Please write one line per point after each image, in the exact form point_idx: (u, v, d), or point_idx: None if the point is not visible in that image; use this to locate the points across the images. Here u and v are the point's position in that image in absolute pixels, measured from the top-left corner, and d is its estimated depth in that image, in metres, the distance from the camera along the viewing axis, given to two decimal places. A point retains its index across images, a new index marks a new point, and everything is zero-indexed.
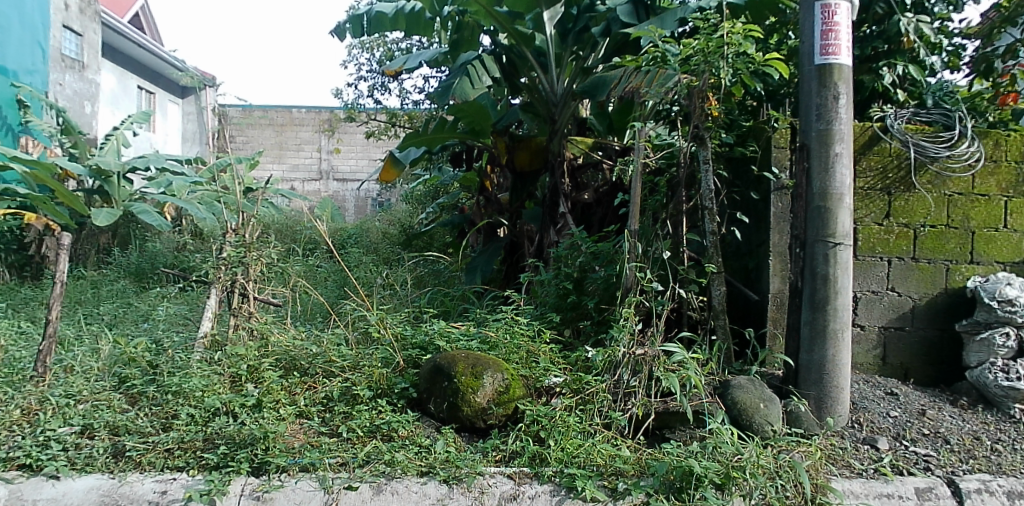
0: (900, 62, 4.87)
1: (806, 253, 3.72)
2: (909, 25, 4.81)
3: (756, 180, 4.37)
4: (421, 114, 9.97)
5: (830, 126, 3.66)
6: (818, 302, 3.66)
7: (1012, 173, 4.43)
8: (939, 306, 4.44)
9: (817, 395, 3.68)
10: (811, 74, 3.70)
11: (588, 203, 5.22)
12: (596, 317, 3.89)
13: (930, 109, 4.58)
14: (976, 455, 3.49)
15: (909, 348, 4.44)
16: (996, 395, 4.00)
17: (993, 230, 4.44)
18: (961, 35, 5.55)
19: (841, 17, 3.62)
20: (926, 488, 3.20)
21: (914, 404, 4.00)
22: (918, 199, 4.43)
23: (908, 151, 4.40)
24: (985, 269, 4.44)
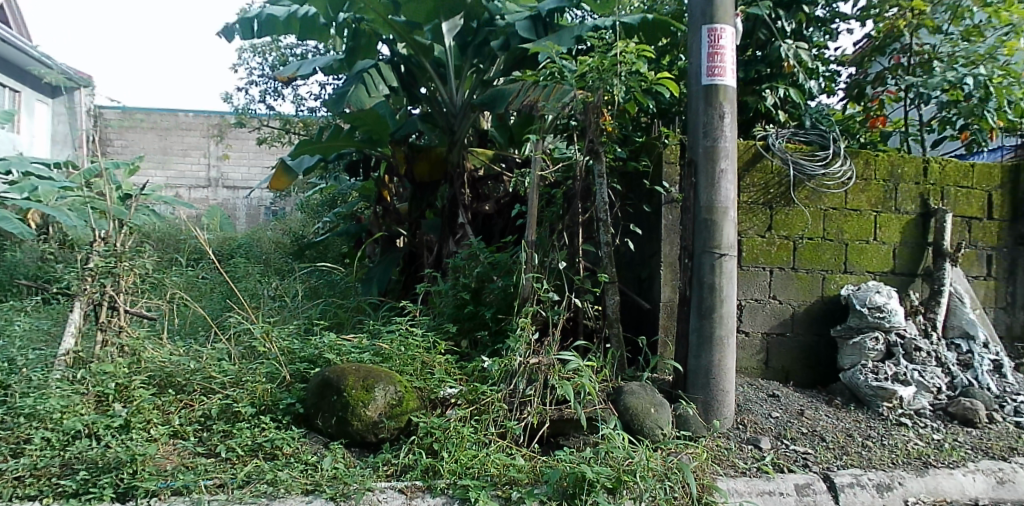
0: (781, 85, 5.17)
1: (694, 264, 3.88)
2: (790, 51, 5.12)
3: (648, 193, 4.50)
4: (318, 122, 9.74)
5: (716, 143, 3.85)
6: (705, 310, 3.82)
7: (880, 191, 4.86)
8: (816, 313, 4.74)
9: (705, 399, 3.83)
10: (699, 94, 3.88)
11: (489, 214, 5.19)
12: (494, 327, 3.89)
13: (807, 129, 4.91)
14: (849, 451, 3.74)
15: (789, 352, 4.70)
16: (867, 394, 4.29)
17: (864, 243, 4.83)
18: (836, 62, 5.99)
19: (726, 41, 3.83)
20: (804, 485, 3.38)
21: (793, 406, 4.24)
22: (796, 212, 4.72)
23: (788, 168, 4.69)
24: (857, 278, 4.82)
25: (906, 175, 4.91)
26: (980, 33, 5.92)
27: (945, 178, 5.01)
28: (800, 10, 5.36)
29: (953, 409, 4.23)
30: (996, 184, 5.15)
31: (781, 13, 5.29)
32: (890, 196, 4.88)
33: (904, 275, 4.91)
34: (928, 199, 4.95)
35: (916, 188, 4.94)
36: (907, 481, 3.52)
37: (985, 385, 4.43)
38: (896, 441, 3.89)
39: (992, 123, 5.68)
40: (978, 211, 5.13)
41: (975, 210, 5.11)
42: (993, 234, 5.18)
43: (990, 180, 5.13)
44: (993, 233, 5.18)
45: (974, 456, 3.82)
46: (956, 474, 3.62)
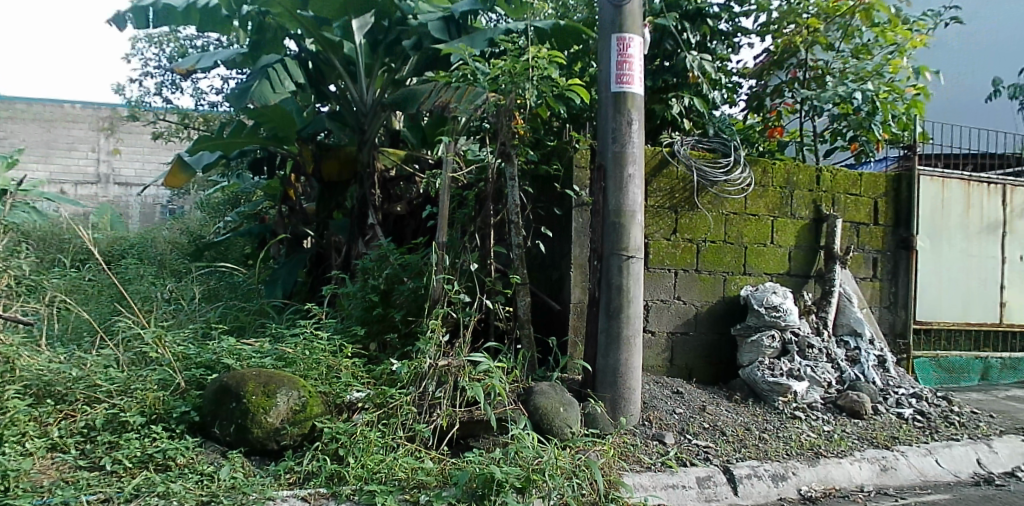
0: (686, 95, 5.35)
1: (603, 265, 3.97)
2: (694, 62, 5.32)
3: (558, 196, 4.56)
4: (219, 117, 9.35)
5: (624, 148, 3.95)
6: (613, 311, 3.91)
7: (777, 197, 5.14)
8: (718, 312, 4.94)
9: (613, 397, 3.91)
10: (608, 101, 3.97)
11: (401, 215, 5.09)
12: (403, 330, 3.84)
13: (710, 137, 5.12)
14: (747, 444, 3.92)
15: (692, 351, 4.87)
16: (764, 389, 4.51)
17: (762, 246, 5.09)
18: (738, 74, 6.28)
19: (634, 50, 3.94)
20: (705, 477, 3.52)
21: (696, 402, 4.40)
22: (699, 217, 4.89)
23: (692, 174, 4.85)
24: (756, 280, 5.07)
25: (800, 183, 5.23)
26: (868, 51, 6.35)
27: (836, 186, 5.37)
28: (703, 23, 5.59)
29: (842, 401, 4.50)
30: (880, 192, 5.57)
31: (687, 25, 5.49)
32: (786, 202, 5.17)
33: (798, 276, 5.23)
34: (820, 206, 5.30)
35: (810, 195, 5.26)
36: (800, 471, 3.73)
37: (870, 378, 4.74)
38: (790, 433, 4.10)
39: (879, 135, 6.13)
40: (865, 217, 5.51)
41: (862, 216, 5.49)
42: (878, 239, 5.57)
43: (876, 188, 5.54)
44: (878, 237, 5.57)
45: (860, 446, 4.09)
46: (844, 463, 3.86)
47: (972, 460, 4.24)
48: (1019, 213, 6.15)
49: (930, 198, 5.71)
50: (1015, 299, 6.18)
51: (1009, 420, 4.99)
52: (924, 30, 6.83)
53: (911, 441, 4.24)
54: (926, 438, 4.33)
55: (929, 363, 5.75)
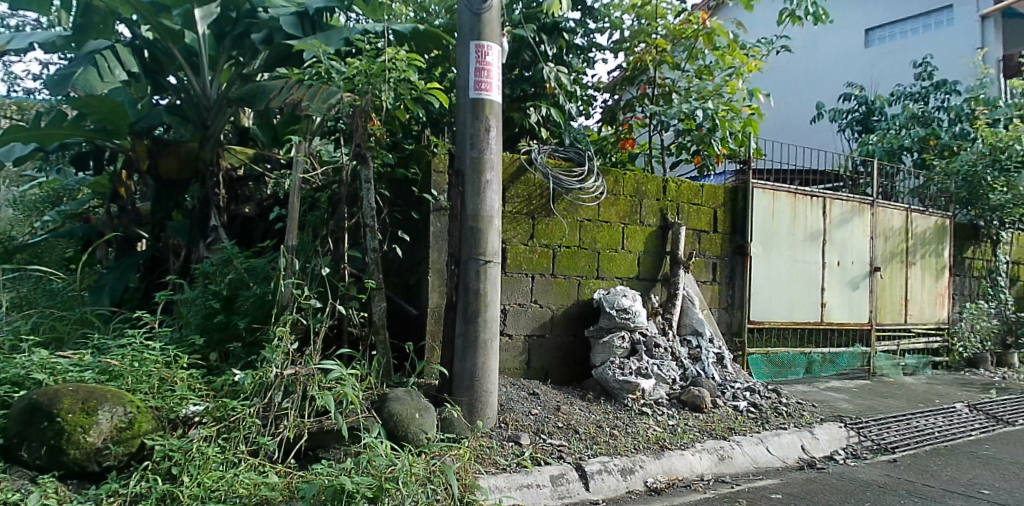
0: (543, 105, 5.48)
1: (461, 270, 3.97)
2: (551, 73, 5.47)
3: (416, 200, 4.52)
4: (36, 106, 8.43)
5: (482, 154, 3.99)
6: (470, 315, 3.92)
7: (627, 205, 5.41)
8: (572, 316, 5.11)
9: (469, 401, 3.92)
10: (466, 107, 4.00)
11: (250, 217, 4.90)
12: (247, 338, 3.65)
13: (566, 146, 5.26)
14: (598, 440, 4.06)
15: (548, 352, 4.99)
16: (615, 387, 4.69)
17: (614, 251, 5.33)
18: (592, 87, 6.55)
19: (493, 58, 3.99)
20: (559, 475, 3.60)
21: (551, 402, 4.50)
22: (555, 223, 5.02)
23: (548, 182, 4.97)
24: (608, 283, 5.30)
25: (648, 192, 5.54)
26: (710, 73, 6.85)
27: (680, 196, 5.75)
28: (560, 36, 5.78)
29: (684, 397, 4.79)
30: (719, 202, 6.03)
31: (544, 38, 5.65)
32: (635, 210, 5.45)
33: (646, 280, 5.52)
34: (666, 214, 5.64)
35: (657, 204, 5.59)
36: (647, 464, 3.93)
37: (710, 374, 5.09)
38: (638, 428, 4.31)
39: (718, 150, 6.61)
40: (705, 225, 5.94)
41: (703, 224, 5.92)
42: (717, 245, 6.02)
43: (716, 199, 6.00)
44: (717, 244, 6.02)
45: (700, 437, 4.37)
46: (686, 454, 4.12)
47: (797, 446, 4.66)
48: (836, 223, 6.87)
49: (762, 208, 6.23)
50: (834, 300, 6.85)
51: (828, 409, 5.54)
52: (759, 56, 7.46)
53: (745, 432, 4.60)
54: (758, 428, 4.72)
55: (761, 358, 6.23)
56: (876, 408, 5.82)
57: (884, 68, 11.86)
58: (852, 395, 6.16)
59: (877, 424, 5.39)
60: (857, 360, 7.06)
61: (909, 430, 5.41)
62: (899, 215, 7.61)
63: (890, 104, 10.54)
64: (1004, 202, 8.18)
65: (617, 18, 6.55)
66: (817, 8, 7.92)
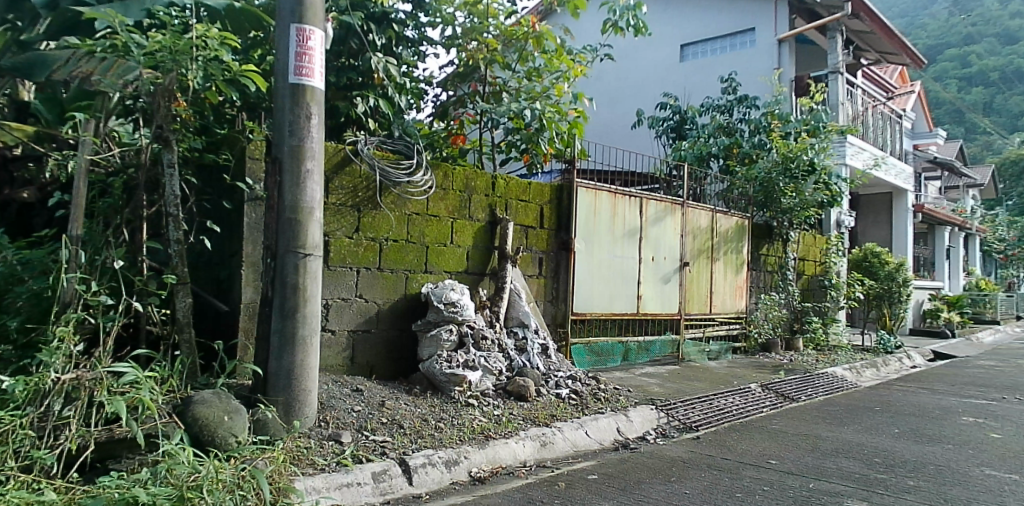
0: (370, 95, 5.38)
1: (277, 264, 3.77)
2: (380, 64, 5.33)
3: (228, 189, 4.23)
4: None
5: (302, 142, 3.81)
6: (287, 310, 3.74)
7: (456, 200, 5.44)
8: (400, 310, 5.04)
9: (286, 400, 3.73)
10: (285, 92, 3.80)
11: (29, 202, 4.41)
12: (20, 340, 3.23)
13: (394, 138, 5.17)
14: (423, 434, 4.03)
15: (373, 348, 4.88)
16: (442, 380, 4.68)
17: (442, 245, 5.33)
18: (424, 81, 6.53)
19: (315, 43, 3.83)
20: (381, 471, 3.53)
21: (375, 398, 4.41)
22: (382, 216, 4.93)
23: (375, 174, 4.86)
24: (436, 277, 5.29)
25: (477, 188, 5.60)
26: (539, 75, 7.06)
27: (508, 192, 5.89)
28: (389, 27, 5.67)
29: (510, 387, 4.90)
30: (545, 199, 6.25)
31: (373, 27, 5.51)
32: (465, 205, 5.49)
33: (475, 274, 5.59)
34: (495, 209, 5.75)
35: (486, 199, 5.67)
36: (471, 454, 3.96)
37: (535, 364, 5.25)
38: (463, 420, 4.33)
39: (545, 149, 6.79)
40: (532, 221, 6.14)
41: (531, 220, 6.11)
42: (543, 240, 6.25)
43: (542, 196, 6.20)
44: (543, 239, 6.25)
45: (524, 425, 4.49)
46: (510, 442, 4.21)
47: (613, 429, 4.94)
48: (651, 222, 7.37)
49: (585, 206, 6.53)
50: (649, 292, 7.35)
51: (641, 393, 5.93)
52: (585, 62, 7.81)
53: (566, 417, 4.79)
54: (579, 413, 4.94)
55: (583, 347, 6.54)
56: (683, 390, 6.33)
57: (696, 80, 12.88)
58: (663, 380, 6.66)
59: (684, 405, 5.86)
60: (668, 347, 7.64)
61: (711, 410, 5.93)
62: (706, 215, 8.32)
63: (701, 114, 11.46)
64: (792, 205, 9.28)
65: (449, 14, 6.56)
66: (638, 21, 8.43)
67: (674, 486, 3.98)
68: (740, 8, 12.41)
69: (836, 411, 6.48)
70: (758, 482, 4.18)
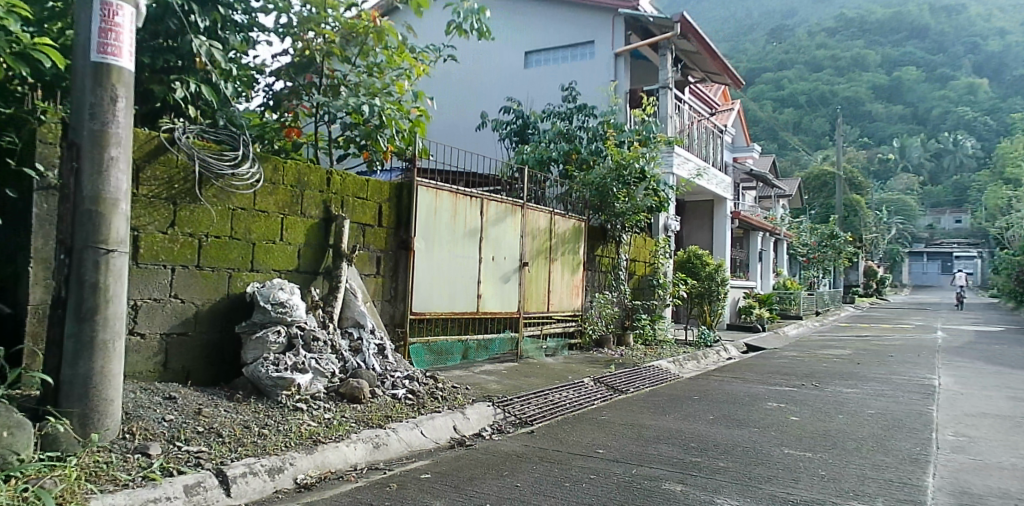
0: (190, 81, 4.99)
1: (73, 261, 3.39)
2: (201, 48, 4.95)
3: (13, 175, 3.77)
4: None
5: (105, 127, 3.46)
6: (85, 313, 3.37)
7: (288, 195, 5.20)
8: (221, 310, 4.74)
9: (82, 411, 3.37)
10: (86, 70, 3.42)
11: None
12: None
13: (217, 128, 4.85)
14: (244, 442, 3.80)
15: (189, 352, 4.55)
16: (268, 385, 4.45)
17: (271, 242, 5.08)
18: (256, 69, 6.19)
19: (124, 20, 3.47)
20: (194, 484, 3.27)
21: (191, 406, 4.10)
22: (201, 211, 4.59)
23: (194, 164, 4.52)
24: (263, 276, 5.03)
25: (311, 183, 5.38)
26: (380, 71, 6.89)
27: (345, 189, 5.73)
28: (214, 10, 5.29)
29: (343, 389, 4.76)
30: (384, 197, 6.15)
31: (196, 8, 5.08)
32: (297, 201, 5.26)
33: (306, 273, 5.37)
34: (330, 206, 5.56)
35: (320, 196, 5.47)
36: (297, 460, 3.79)
37: (370, 365, 5.13)
38: (291, 425, 4.14)
39: (385, 146, 6.66)
40: (370, 219, 6.04)
41: (368, 218, 6.00)
42: (381, 239, 6.16)
43: (381, 194, 6.10)
44: (381, 237, 6.17)
45: (357, 428, 4.37)
46: (340, 446, 4.08)
47: (449, 427, 4.94)
48: (492, 222, 7.47)
49: (425, 206, 6.48)
50: (489, 292, 7.46)
51: (479, 391, 6.00)
52: (428, 62, 7.75)
53: (401, 418, 4.72)
54: (414, 413, 4.89)
55: (421, 347, 6.50)
56: (520, 386, 6.49)
57: (537, 86, 13.29)
58: (501, 376, 6.78)
59: (520, 400, 6.01)
60: (507, 345, 7.79)
61: (545, 404, 6.12)
62: (545, 217, 8.59)
63: (542, 120, 11.84)
64: (625, 210, 9.82)
65: (283, 2, 6.26)
66: (481, 25, 8.51)
67: (506, 480, 4.05)
68: (580, 20, 12.94)
69: (659, 401, 6.94)
70: (586, 471, 4.36)
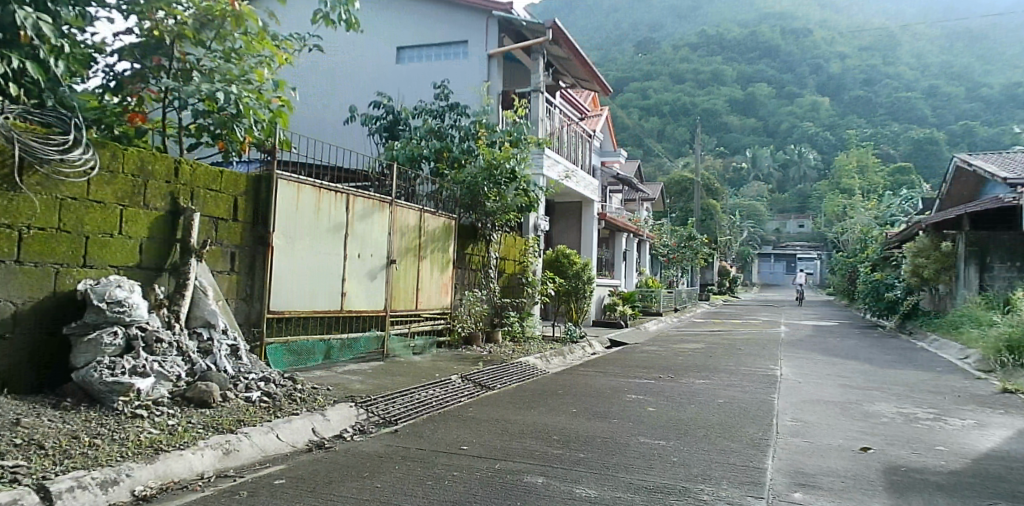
0: (14, 55, 4.45)
1: None
2: (26, 20, 4.42)
3: None
4: None
5: None
6: None
7: (129, 185, 4.80)
8: (47, 310, 4.31)
9: None
10: None
11: None
12: None
13: (44, 110, 4.43)
14: (72, 454, 3.46)
15: (7, 357, 4.10)
16: (102, 391, 4.08)
17: (107, 236, 4.67)
18: (94, 47, 5.68)
19: None
20: (8, 502, 2.94)
21: (7, 417, 3.71)
22: (22, 199, 4.14)
23: (14, 147, 4.05)
24: (97, 273, 4.62)
25: (156, 172, 5.01)
26: (238, 57, 6.51)
27: (194, 180, 5.41)
28: None
29: (190, 393, 4.45)
30: (239, 190, 5.88)
31: None
32: (139, 191, 4.88)
33: (149, 269, 4.99)
34: (177, 198, 5.20)
35: (166, 187, 5.09)
36: (135, 471, 3.49)
37: (221, 368, 4.85)
38: (127, 433, 3.81)
39: (242, 137, 6.32)
40: (223, 213, 5.75)
41: (221, 212, 5.73)
42: (236, 234, 5.87)
43: (236, 186, 5.83)
44: (236, 233, 5.88)
45: (205, 434, 4.10)
46: (185, 454, 3.81)
47: (308, 430, 4.76)
48: (358, 218, 7.28)
49: (286, 200, 6.21)
50: (354, 290, 7.27)
51: (341, 391, 5.83)
52: (292, 50, 7.41)
53: (255, 422, 4.48)
54: (270, 416, 4.66)
55: (280, 347, 6.22)
56: (385, 386, 6.37)
57: (408, 82, 13.14)
58: (365, 376, 6.63)
59: (384, 400, 5.90)
60: (373, 344, 7.62)
61: (410, 403, 6.04)
62: (414, 214, 8.48)
63: (412, 117, 11.72)
64: (495, 209, 9.89)
65: None
66: (350, 16, 8.24)
67: (367, 481, 3.96)
68: (453, 19, 12.91)
69: (525, 397, 7.06)
70: (449, 468, 4.35)
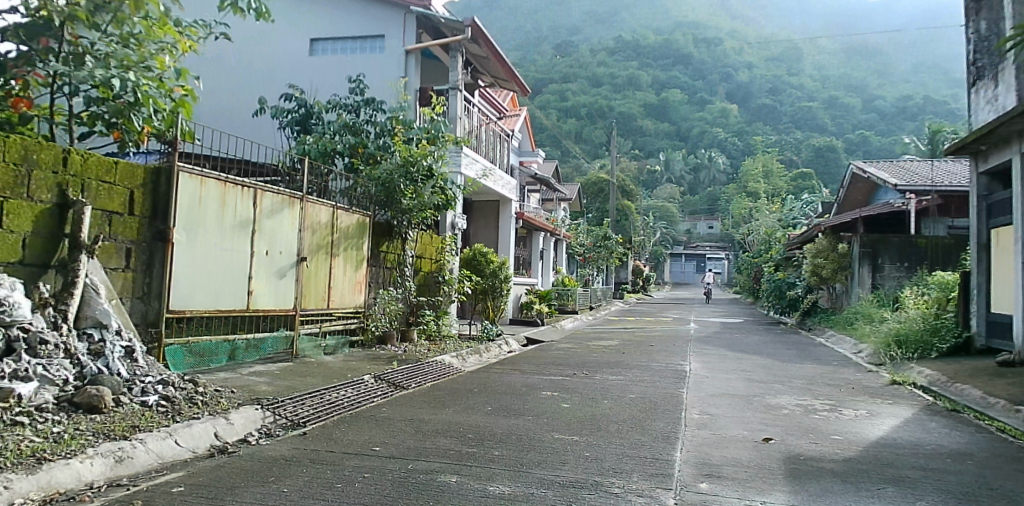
0: None
1: None
2: None
3: None
4: None
5: None
6: None
7: (10, 175, 4.50)
8: None
9: None
10: None
11: None
12: None
13: None
14: None
15: None
16: None
17: None
18: None
19: None
20: None
21: None
22: None
23: None
24: None
25: (41, 162, 4.71)
26: (137, 43, 6.16)
27: (86, 171, 5.12)
28: None
29: (78, 398, 4.18)
30: (136, 183, 5.59)
31: None
32: (22, 182, 4.58)
33: (34, 266, 4.68)
34: (66, 190, 4.91)
35: (52, 178, 4.80)
36: (14, 483, 3.24)
37: (114, 371, 4.60)
38: (6, 442, 3.54)
39: (140, 127, 5.99)
40: (117, 206, 5.45)
41: (115, 205, 5.42)
42: (131, 229, 5.57)
43: (132, 179, 5.55)
44: (131, 228, 5.58)
45: (94, 441, 3.85)
46: (72, 463, 3.57)
47: (209, 435, 4.55)
48: (266, 214, 7.02)
49: (189, 195, 5.93)
50: (261, 289, 7.01)
51: (246, 393, 5.62)
52: (197, 38, 7.07)
53: (151, 427, 4.25)
54: (167, 421, 4.43)
55: (179, 348, 5.95)
56: (293, 387, 6.19)
57: (322, 75, 12.82)
58: (272, 377, 6.42)
59: (292, 402, 5.72)
60: (281, 344, 7.39)
61: (320, 404, 5.89)
62: (326, 211, 8.28)
63: (326, 111, 11.45)
64: (411, 207, 9.71)
65: None
66: (260, 5, 7.95)
67: (272, 486, 3.82)
68: (370, 13, 12.67)
69: (440, 396, 7.01)
70: (359, 470, 4.27)
